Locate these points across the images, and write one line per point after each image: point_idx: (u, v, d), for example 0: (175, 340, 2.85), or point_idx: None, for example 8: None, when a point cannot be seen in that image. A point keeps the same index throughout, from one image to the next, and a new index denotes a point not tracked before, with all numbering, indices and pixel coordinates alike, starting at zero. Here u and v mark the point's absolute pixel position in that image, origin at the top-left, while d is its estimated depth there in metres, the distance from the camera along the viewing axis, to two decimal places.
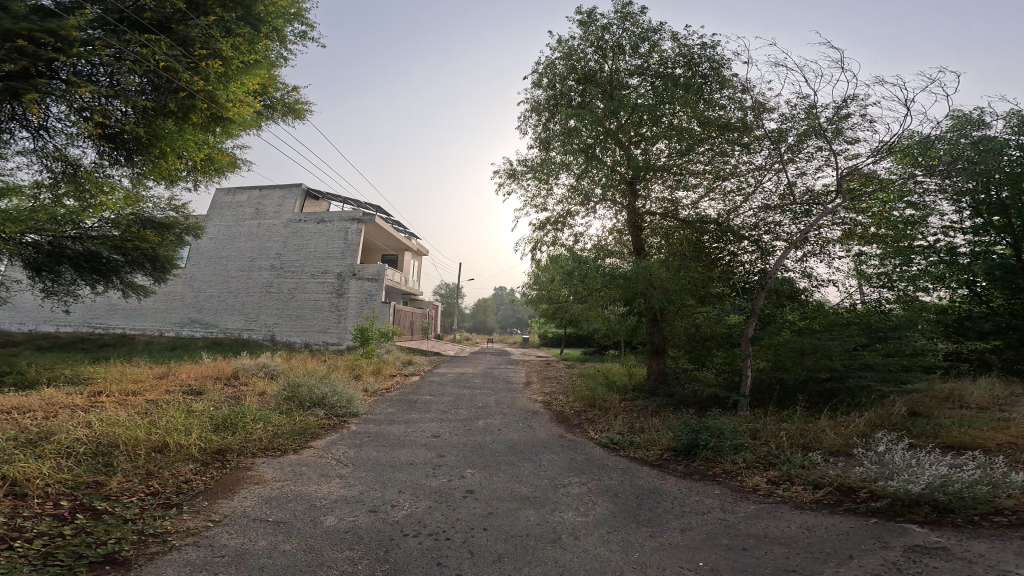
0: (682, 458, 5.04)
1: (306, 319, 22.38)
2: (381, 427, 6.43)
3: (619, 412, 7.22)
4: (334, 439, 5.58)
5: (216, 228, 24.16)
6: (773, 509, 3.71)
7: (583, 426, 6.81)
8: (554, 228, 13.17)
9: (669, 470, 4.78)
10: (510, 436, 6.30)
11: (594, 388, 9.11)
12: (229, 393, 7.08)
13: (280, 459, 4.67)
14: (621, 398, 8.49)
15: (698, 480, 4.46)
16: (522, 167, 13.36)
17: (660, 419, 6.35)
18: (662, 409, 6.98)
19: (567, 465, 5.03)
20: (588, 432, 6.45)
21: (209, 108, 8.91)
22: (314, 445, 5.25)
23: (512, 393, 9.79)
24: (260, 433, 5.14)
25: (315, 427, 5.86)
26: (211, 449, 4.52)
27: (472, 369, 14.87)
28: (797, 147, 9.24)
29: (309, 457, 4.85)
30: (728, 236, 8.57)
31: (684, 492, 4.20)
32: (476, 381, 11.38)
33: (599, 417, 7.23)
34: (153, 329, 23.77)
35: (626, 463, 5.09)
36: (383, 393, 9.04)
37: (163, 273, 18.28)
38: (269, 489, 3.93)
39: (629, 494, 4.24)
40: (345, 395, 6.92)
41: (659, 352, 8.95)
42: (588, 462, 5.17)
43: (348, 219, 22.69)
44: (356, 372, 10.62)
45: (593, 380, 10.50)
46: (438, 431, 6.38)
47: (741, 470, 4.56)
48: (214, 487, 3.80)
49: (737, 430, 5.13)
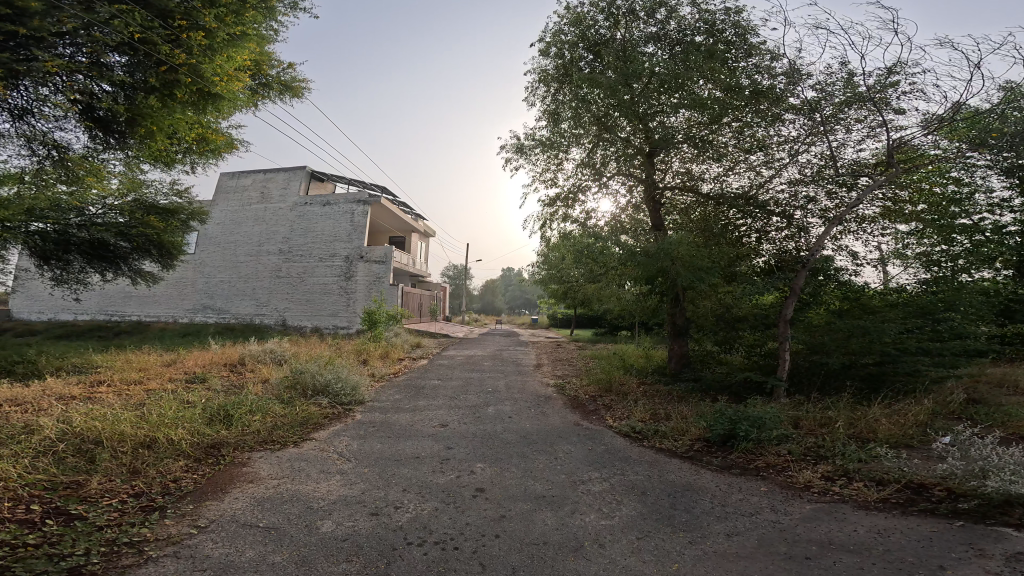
0: (716, 450, 4.60)
1: (316, 303, 22.30)
2: (387, 415, 6.14)
3: (640, 398, 6.77)
4: (337, 430, 5.30)
5: (222, 213, 23.97)
6: (832, 510, 3.26)
7: (602, 413, 6.40)
8: (565, 206, 12.48)
9: (703, 463, 4.35)
10: (524, 424, 5.94)
11: (611, 371, 8.68)
12: (231, 381, 6.85)
13: (278, 454, 4.38)
14: (639, 381, 8.06)
15: (737, 475, 4.02)
16: (530, 141, 12.58)
17: (686, 406, 5.90)
18: (688, 395, 6.50)
19: (588, 458, 4.65)
20: (608, 420, 6.03)
21: (196, 83, 8.35)
22: (315, 437, 4.96)
23: (523, 376, 9.44)
24: (258, 425, 4.86)
25: (318, 417, 5.58)
26: (206, 444, 4.25)
27: (481, 351, 14.61)
28: (829, 126, 8.21)
29: (310, 451, 4.56)
30: (752, 207, 7.93)
31: (724, 489, 3.78)
32: (486, 364, 11.05)
33: (617, 403, 6.82)
34: (167, 315, 24.10)
35: (653, 455, 4.67)
36: (390, 379, 8.78)
37: (171, 260, 18.22)
38: (262, 488, 3.63)
39: (661, 491, 3.82)
40: (350, 382, 6.61)
41: (681, 334, 8.31)
42: (612, 454, 4.77)
43: (356, 201, 22.27)
44: (362, 356, 10.39)
45: (608, 363, 10.06)
46: (446, 419, 6.06)
47: (787, 464, 4.10)
48: (204, 487, 3.51)
49: (779, 419, 4.65)
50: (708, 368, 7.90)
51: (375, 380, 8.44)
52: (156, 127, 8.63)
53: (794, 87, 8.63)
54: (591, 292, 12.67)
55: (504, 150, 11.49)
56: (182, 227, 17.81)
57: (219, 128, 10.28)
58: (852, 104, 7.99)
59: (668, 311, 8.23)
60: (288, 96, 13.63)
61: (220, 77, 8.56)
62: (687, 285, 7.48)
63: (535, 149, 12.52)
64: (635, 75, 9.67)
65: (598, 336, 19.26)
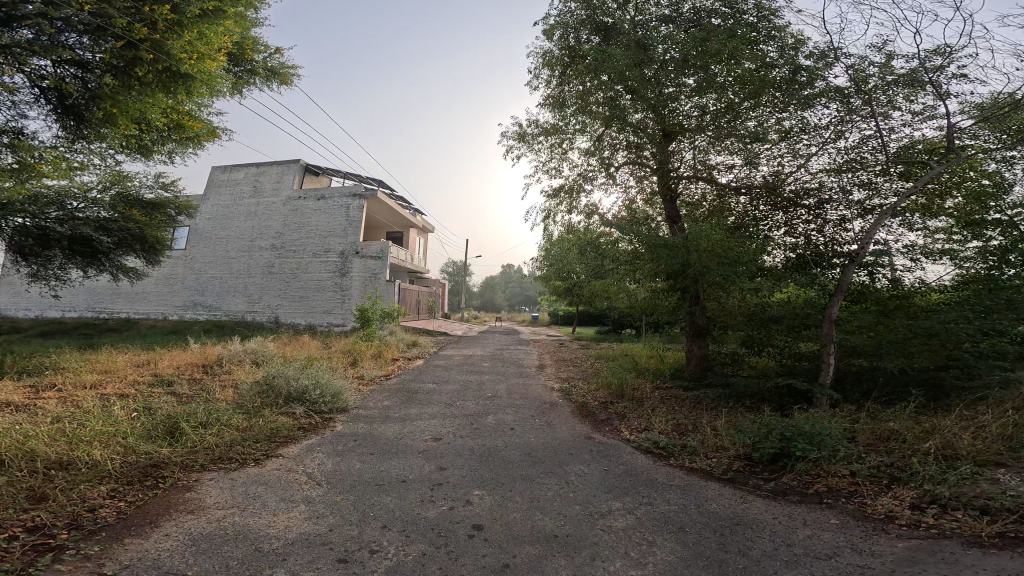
0: (763, 471, 3.91)
1: (310, 300, 21.54)
2: (372, 426, 5.44)
3: (660, 406, 6.06)
4: (310, 445, 4.58)
5: (212, 207, 23.22)
6: (936, 550, 2.56)
7: (618, 423, 5.70)
8: (569, 198, 11.75)
9: (750, 487, 3.66)
10: (531, 437, 5.24)
11: (623, 374, 7.99)
12: (198, 385, 6.16)
13: (232, 475, 3.67)
14: (655, 385, 7.37)
15: (797, 504, 3.31)
16: (532, 129, 11.84)
17: (717, 416, 5.21)
18: (715, 402, 5.80)
19: (609, 482, 3.95)
20: (626, 432, 5.34)
21: (159, 60, 7.59)
22: (283, 454, 4.25)
23: (526, 379, 8.75)
24: (216, 438, 4.19)
25: (291, 428, 4.90)
26: (145, 463, 3.58)
27: (481, 350, 13.93)
28: (859, 112, 7.34)
29: (274, 471, 3.87)
30: (778, 199, 7.20)
31: (786, 522, 3.07)
32: (486, 365, 10.35)
33: (635, 410, 6.13)
34: (157, 312, 23.39)
35: (687, 477, 3.96)
36: (381, 382, 8.09)
37: (157, 256, 17.49)
38: (202, 522, 2.93)
39: (704, 526, 3.12)
40: (331, 388, 5.91)
41: (700, 334, 7.73)
42: (637, 476, 4.06)
43: (351, 194, 21.49)
44: (353, 357, 9.69)
45: (618, 364, 9.35)
46: (440, 431, 5.36)
47: (855, 491, 3.40)
48: (126, 519, 2.82)
49: (837, 433, 3.95)
50: (732, 371, 7.20)
51: (364, 383, 7.75)
52: (118, 110, 7.90)
53: (825, 69, 7.86)
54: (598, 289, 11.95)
55: (505, 137, 10.75)
56: (168, 221, 17.10)
57: (198, 114, 9.56)
58: (899, 84, 7.13)
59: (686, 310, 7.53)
60: (275, 82, 12.84)
61: (188, 54, 7.75)
62: (709, 281, 6.77)
63: (537, 136, 11.77)
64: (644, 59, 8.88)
65: (602, 334, 18.55)
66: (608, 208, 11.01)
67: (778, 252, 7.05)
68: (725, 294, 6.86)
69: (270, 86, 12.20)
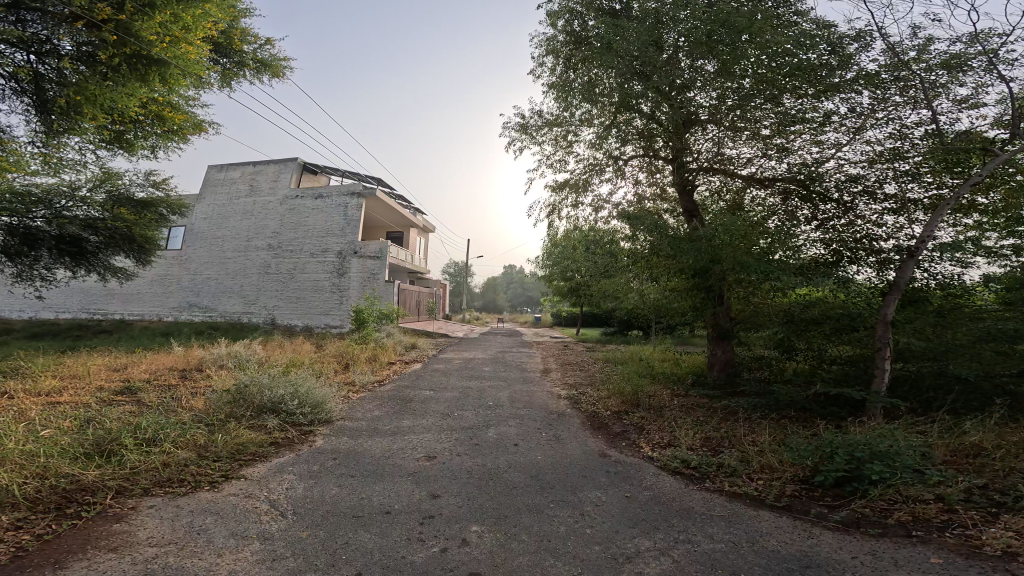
0: (825, 497, 3.29)
1: (306, 300, 20.97)
2: (358, 441, 4.84)
3: (685, 416, 5.44)
4: (281, 464, 4.01)
5: (206, 207, 22.73)
6: None
7: (638, 437, 5.07)
8: (573, 193, 11.19)
9: (814, 517, 3.04)
10: (541, 454, 4.63)
11: (638, 379, 7.37)
12: (167, 393, 5.62)
13: (174, 502, 3.15)
14: (675, 392, 6.74)
15: (880, 539, 2.69)
16: (535, 121, 11.26)
17: (756, 430, 4.58)
18: (748, 412, 5.18)
19: (638, 513, 3.33)
20: (650, 448, 4.70)
21: (125, 43, 7.26)
22: (246, 475, 3.68)
23: (531, 385, 8.13)
24: (164, 455, 3.66)
25: (261, 443, 4.34)
26: (69, 487, 3.08)
27: (482, 352, 13.31)
28: (890, 101, 6.75)
29: (229, 497, 3.31)
30: (807, 193, 6.75)
31: (872, 564, 2.46)
32: (486, 369, 9.74)
33: (657, 420, 5.51)
34: (151, 314, 22.91)
35: (732, 504, 3.33)
36: (373, 388, 7.48)
37: (148, 255, 16.94)
38: (121, 562, 2.38)
39: (766, 571, 2.49)
40: (314, 398, 5.33)
41: (725, 337, 7.10)
42: (671, 503, 3.44)
43: (350, 194, 20.94)
44: (345, 361, 9.10)
45: (629, 368, 8.72)
46: (436, 448, 4.75)
47: (950, 521, 2.79)
48: (22, 559, 2.32)
49: (913, 451, 3.35)
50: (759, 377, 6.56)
51: (354, 390, 7.18)
52: (84, 97, 7.40)
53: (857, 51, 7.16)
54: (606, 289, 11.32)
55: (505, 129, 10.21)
56: (159, 220, 16.62)
57: (182, 105, 9.14)
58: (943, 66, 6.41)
59: (709, 310, 6.88)
60: (266, 75, 12.38)
61: (161, 38, 7.34)
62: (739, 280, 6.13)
63: (539, 128, 11.23)
64: (650, 42, 8.25)
65: (607, 335, 17.95)
66: (615, 202, 10.45)
67: (812, 244, 6.38)
68: (756, 294, 6.26)
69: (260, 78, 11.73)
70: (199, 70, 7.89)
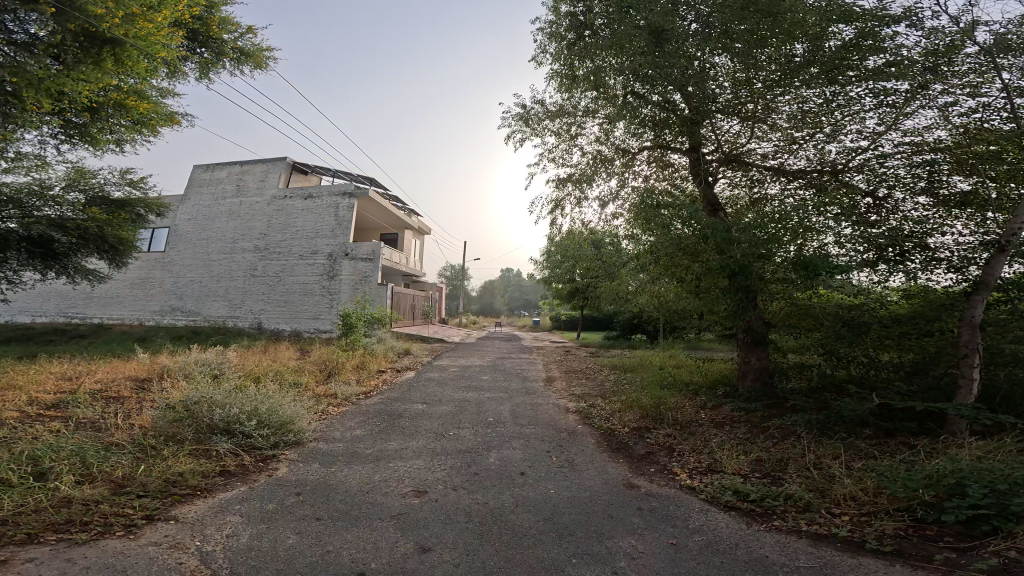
0: (941, 539, 2.61)
1: (295, 304, 20.03)
2: (336, 470, 4.06)
3: (723, 434, 4.73)
4: (227, 501, 3.26)
5: (190, 207, 21.81)
6: None
7: (673, 460, 4.32)
8: (576, 189, 10.52)
9: (940, 567, 2.35)
10: (562, 486, 3.89)
11: (657, 389, 6.66)
12: (108, 409, 4.81)
13: (62, 553, 2.40)
14: (702, 403, 6.04)
15: None
16: (534, 114, 10.61)
17: (818, 451, 3.89)
18: (799, 428, 4.47)
19: (700, 564, 2.61)
20: (691, 474, 3.96)
21: (70, 18, 6.57)
22: (177, 517, 2.93)
23: (538, 395, 7.40)
24: (68, 491, 2.95)
25: (205, 474, 3.56)
26: None
27: (480, 359, 12.53)
28: (926, 91, 6.19)
29: (147, 548, 2.56)
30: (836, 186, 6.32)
31: None
32: (485, 378, 8.94)
33: (691, 438, 4.80)
34: (130, 318, 21.82)
35: (821, 551, 2.62)
36: (359, 401, 6.69)
37: (123, 258, 15.90)
38: None
39: None
40: (281, 417, 4.57)
41: (759, 343, 6.43)
42: (739, 550, 2.71)
43: (342, 193, 20.15)
44: (330, 369, 8.30)
45: (644, 377, 7.97)
46: (430, 481, 3.97)
47: None
48: None
49: None
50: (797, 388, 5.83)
51: (335, 404, 6.36)
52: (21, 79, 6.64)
53: (889, 36, 6.45)
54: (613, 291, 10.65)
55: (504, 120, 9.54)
56: (136, 220, 15.69)
57: (152, 95, 8.53)
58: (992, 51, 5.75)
59: (740, 313, 6.18)
60: (247, 65, 11.65)
61: (111, 12, 6.64)
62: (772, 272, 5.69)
63: (540, 121, 10.58)
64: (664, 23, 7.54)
65: (609, 339, 17.23)
66: (622, 199, 9.79)
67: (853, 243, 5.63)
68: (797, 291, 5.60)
69: (241, 69, 11.03)
70: (162, 51, 7.26)
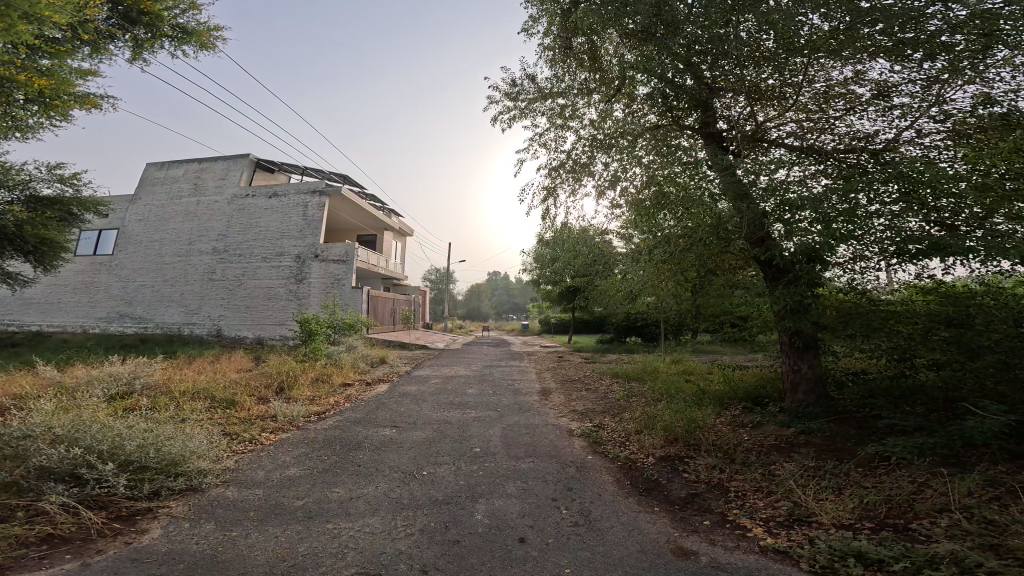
0: None
1: (260, 309, 18.20)
2: (238, 538, 2.79)
3: (792, 464, 3.64)
4: None
5: (142, 207, 20.02)
6: None
7: (736, 508, 3.16)
8: (570, 177, 9.42)
9: None
10: (582, 558, 2.71)
11: (681, 403, 5.57)
12: None
13: None
14: (741, 421, 4.96)
15: None
16: (521, 97, 9.60)
17: (945, 491, 2.82)
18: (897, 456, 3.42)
19: None
20: (771, 528, 2.83)
21: None
22: None
23: (536, 413, 6.21)
24: None
25: (6, 545, 2.39)
26: None
27: (466, 368, 11.24)
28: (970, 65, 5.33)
29: None
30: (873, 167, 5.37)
31: None
32: (471, 392, 7.62)
33: (750, 470, 3.69)
34: (72, 327, 19.59)
35: None
36: (308, 425, 5.36)
37: (52, 260, 14.30)
38: None
39: None
40: (173, 454, 3.42)
41: (812, 348, 5.21)
42: None
43: (311, 191, 18.62)
44: (281, 384, 6.93)
45: (658, 387, 6.83)
46: (389, 556, 2.71)
47: None
48: None
49: None
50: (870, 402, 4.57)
51: (273, 429, 5.04)
52: None
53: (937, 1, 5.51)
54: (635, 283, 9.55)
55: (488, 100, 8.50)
56: (68, 220, 14.28)
57: (63, 76, 8.47)
58: None
59: (789, 310, 5.03)
60: (190, 45, 10.65)
61: None
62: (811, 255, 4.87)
63: (526, 103, 9.55)
64: None
65: (603, 343, 16.11)
66: (623, 186, 8.72)
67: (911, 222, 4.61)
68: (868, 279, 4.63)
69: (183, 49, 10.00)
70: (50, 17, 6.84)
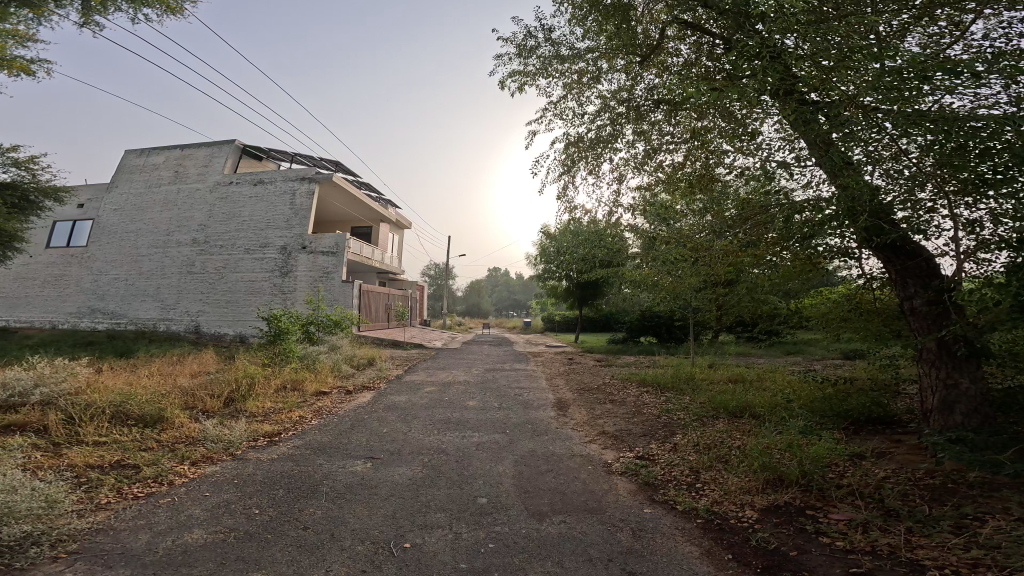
0: None
1: (243, 303, 16.78)
2: None
3: (1005, 526, 2.35)
4: None
5: (116, 196, 18.65)
6: None
7: None
8: (590, 152, 8.01)
9: None
10: None
11: (760, 427, 4.23)
12: None
13: None
14: (862, 449, 3.64)
15: None
16: (534, 58, 8.19)
17: None
18: None
19: None
20: None
21: None
22: None
23: (563, 436, 4.86)
24: None
25: None
26: None
27: (466, 372, 9.85)
28: None
29: None
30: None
31: None
32: (475, 406, 6.25)
33: (940, 533, 2.42)
34: (41, 322, 18.16)
35: None
36: (251, 454, 4.00)
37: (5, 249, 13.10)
38: None
39: None
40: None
41: (981, 357, 3.63)
42: None
43: (300, 178, 17.19)
44: (235, 397, 5.58)
45: (711, 401, 5.46)
46: None
47: None
48: None
49: None
50: None
51: (198, 461, 3.70)
52: None
53: None
54: (659, 279, 8.19)
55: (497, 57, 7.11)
56: (24, 205, 13.11)
57: None
58: None
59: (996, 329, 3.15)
60: (157, 7, 9.32)
61: None
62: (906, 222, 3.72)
63: (540, 66, 8.15)
64: None
65: (616, 343, 14.74)
66: (660, 161, 7.32)
67: None
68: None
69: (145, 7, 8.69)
70: None
